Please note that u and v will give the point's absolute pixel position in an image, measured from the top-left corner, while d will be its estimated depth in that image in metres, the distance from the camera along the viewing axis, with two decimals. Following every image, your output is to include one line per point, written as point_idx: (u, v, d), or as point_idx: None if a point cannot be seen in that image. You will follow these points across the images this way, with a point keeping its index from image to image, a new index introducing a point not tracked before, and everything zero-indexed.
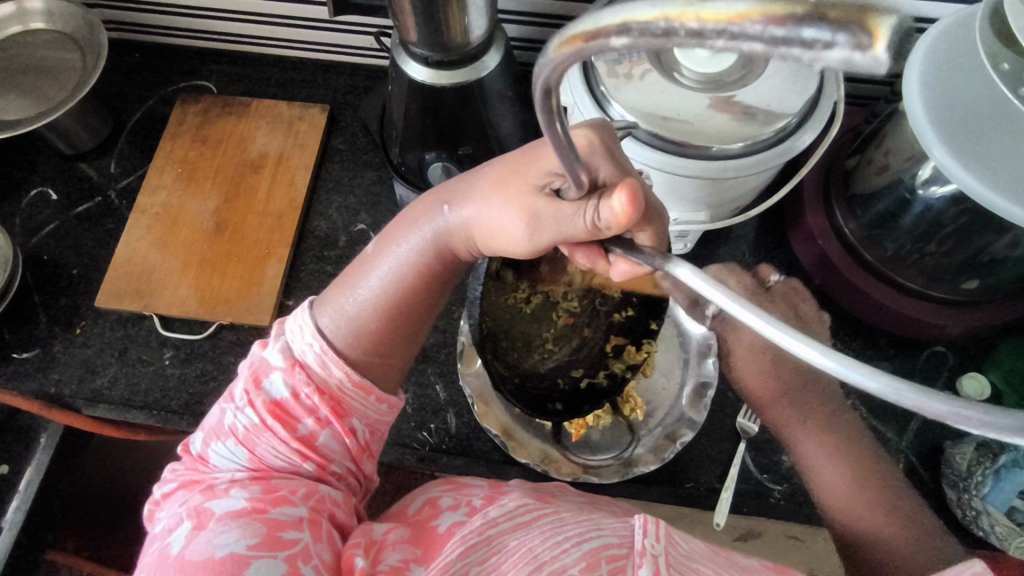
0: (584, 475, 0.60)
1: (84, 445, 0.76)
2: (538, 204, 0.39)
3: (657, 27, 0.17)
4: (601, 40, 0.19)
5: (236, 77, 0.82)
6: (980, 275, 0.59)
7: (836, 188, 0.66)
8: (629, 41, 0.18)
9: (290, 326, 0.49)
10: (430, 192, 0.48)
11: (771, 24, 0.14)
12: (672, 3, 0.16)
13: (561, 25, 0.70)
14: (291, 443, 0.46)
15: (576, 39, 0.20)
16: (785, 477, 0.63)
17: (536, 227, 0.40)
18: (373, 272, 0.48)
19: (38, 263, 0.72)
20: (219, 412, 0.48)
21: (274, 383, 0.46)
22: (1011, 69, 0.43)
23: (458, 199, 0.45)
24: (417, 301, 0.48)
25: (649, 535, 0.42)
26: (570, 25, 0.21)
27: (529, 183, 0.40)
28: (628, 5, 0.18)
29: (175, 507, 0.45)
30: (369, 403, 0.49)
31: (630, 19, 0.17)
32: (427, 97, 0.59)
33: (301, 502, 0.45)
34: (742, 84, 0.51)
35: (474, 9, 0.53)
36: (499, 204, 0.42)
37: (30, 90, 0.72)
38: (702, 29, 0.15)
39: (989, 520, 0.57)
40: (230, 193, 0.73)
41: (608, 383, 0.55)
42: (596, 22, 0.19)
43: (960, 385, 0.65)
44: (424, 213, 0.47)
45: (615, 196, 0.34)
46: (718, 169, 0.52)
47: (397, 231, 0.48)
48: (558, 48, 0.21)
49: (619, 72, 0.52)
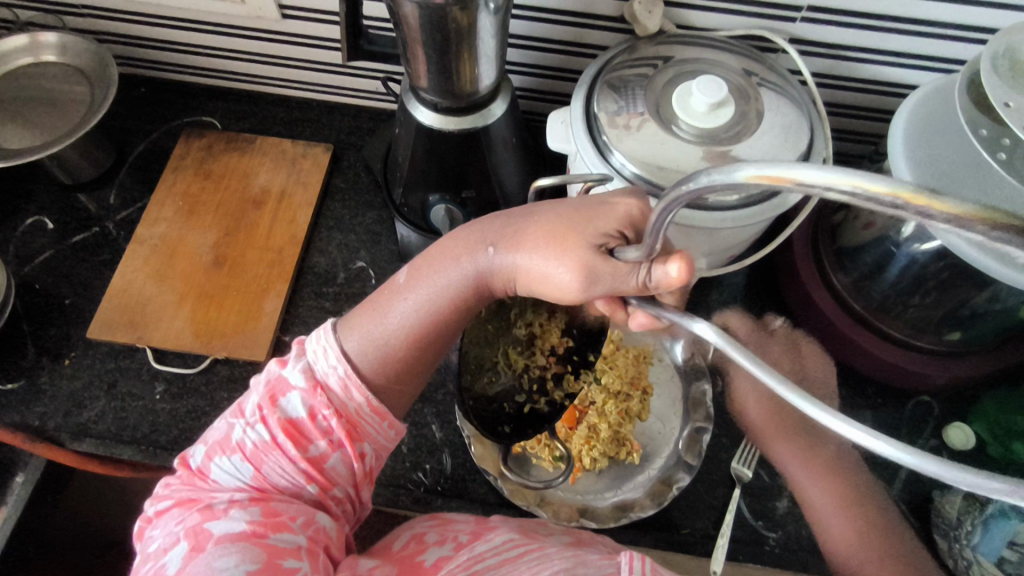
0: (581, 519, 0.60)
1: (63, 481, 0.74)
2: (594, 260, 0.40)
3: (888, 200, 0.21)
4: (817, 190, 0.23)
5: (241, 114, 0.84)
6: (962, 327, 0.61)
7: (824, 240, 0.68)
8: (848, 197, 0.22)
9: (311, 348, 0.49)
10: (469, 229, 0.49)
11: (989, 227, 0.20)
12: (906, 187, 0.20)
13: (562, 77, 0.74)
14: (299, 463, 0.45)
15: (772, 179, 0.24)
16: (779, 524, 0.63)
17: (588, 281, 0.41)
18: (403, 300, 0.48)
19: (31, 292, 0.72)
20: (226, 426, 0.47)
21: (291, 402, 0.46)
22: (989, 134, 0.47)
23: (504, 242, 0.46)
24: (445, 333, 0.49)
25: (635, 573, 0.43)
26: (769, 163, 0.24)
27: (585, 241, 0.42)
28: (859, 172, 0.21)
29: (170, 526, 0.43)
30: (382, 428, 0.48)
31: (862, 185, 0.21)
32: (433, 141, 0.61)
33: (300, 529, 0.44)
34: (737, 139, 0.54)
35: (485, 60, 0.55)
36: (550, 253, 0.43)
37: (34, 121, 0.72)
38: (934, 213, 0.20)
39: (980, 570, 0.56)
40: (231, 228, 0.74)
41: (549, 409, 0.57)
42: (806, 176, 0.23)
43: (947, 436, 0.66)
44: (466, 250, 0.47)
45: (672, 262, 0.36)
46: (715, 220, 0.54)
47: (434, 262, 0.48)
48: (751, 177, 0.25)
49: (619, 123, 0.56)
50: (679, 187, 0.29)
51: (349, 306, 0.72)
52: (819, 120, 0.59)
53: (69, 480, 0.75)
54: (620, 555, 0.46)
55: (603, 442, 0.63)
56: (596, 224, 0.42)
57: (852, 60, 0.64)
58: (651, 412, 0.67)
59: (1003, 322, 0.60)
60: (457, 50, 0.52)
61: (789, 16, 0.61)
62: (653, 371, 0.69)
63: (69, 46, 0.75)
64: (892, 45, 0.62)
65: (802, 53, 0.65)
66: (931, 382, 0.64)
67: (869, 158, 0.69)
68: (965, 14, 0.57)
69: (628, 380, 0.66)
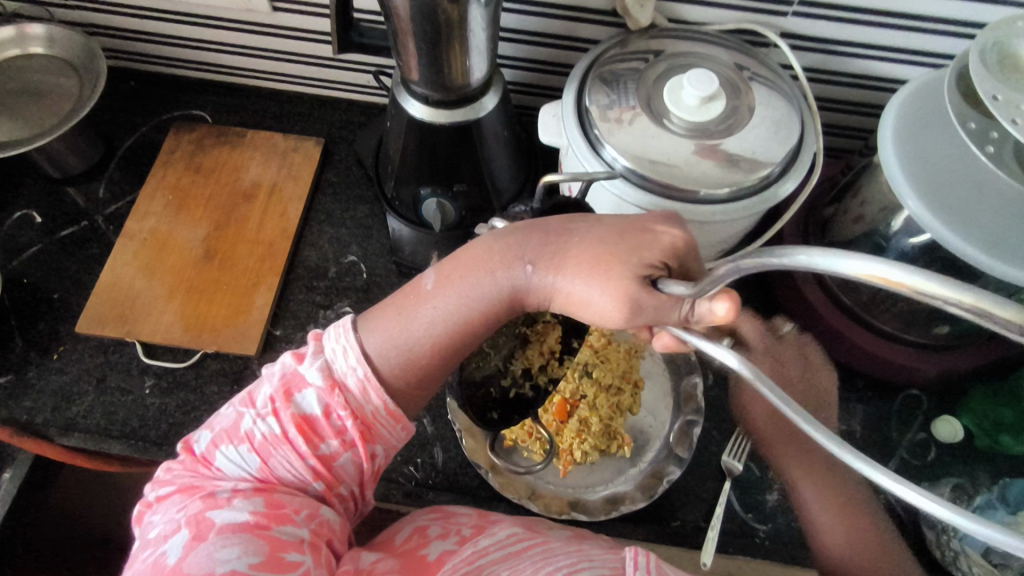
0: (572, 513, 0.60)
1: (50, 476, 0.73)
2: (638, 292, 0.41)
3: (1003, 319, 0.23)
4: (932, 299, 0.25)
5: (232, 108, 0.83)
6: (950, 321, 0.61)
7: (814, 235, 0.68)
8: (960, 308, 0.24)
9: (329, 345, 0.48)
10: (503, 237, 0.47)
11: None
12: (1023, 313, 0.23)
13: (552, 71, 0.74)
14: (308, 460, 0.45)
15: (886, 281, 0.25)
16: (769, 517, 0.63)
17: (632, 312, 0.41)
18: (431, 308, 0.47)
19: (18, 286, 0.71)
20: (235, 414, 0.47)
21: (306, 398, 0.45)
22: (977, 127, 0.47)
23: (544, 261, 0.45)
24: (467, 342, 0.48)
25: (639, 568, 0.44)
26: (880, 263, 0.25)
27: (631, 270, 0.41)
28: (979, 290, 0.23)
29: (170, 513, 0.43)
30: (394, 431, 0.48)
31: (982, 304, 0.23)
32: (425, 134, 0.60)
33: (303, 522, 0.44)
34: (728, 133, 0.54)
35: (476, 53, 0.55)
36: (593, 278, 0.43)
37: (19, 113, 0.71)
38: None
39: (967, 561, 0.57)
40: (221, 222, 0.73)
41: (533, 394, 0.56)
42: (927, 286, 0.24)
43: (935, 428, 0.67)
44: (501, 262, 0.46)
45: (720, 302, 0.35)
46: (708, 213, 0.54)
47: (466, 270, 0.47)
48: (861, 273, 0.26)
49: (610, 117, 0.56)
50: (757, 259, 0.30)
51: (340, 301, 0.72)
52: (810, 114, 0.59)
53: (57, 474, 0.75)
54: (624, 551, 0.47)
55: (594, 435, 0.63)
56: (642, 254, 0.42)
57: (842, 54, 0.65)
58: (642, 406, 0.67)
59: None
60: (447, 42, 0.52)
61: (780, 11, 0.61)
62: (644, 365, 0.69)
63: (57, 38, 0.74)
64: (880, 40, 0.62)
65: (794, 47, 0.65)
66: (919, 375, 0.64)
67: (859, 152, 0.69)
68: (954, 8, 0.58)
69: (620, 373, 0.65)
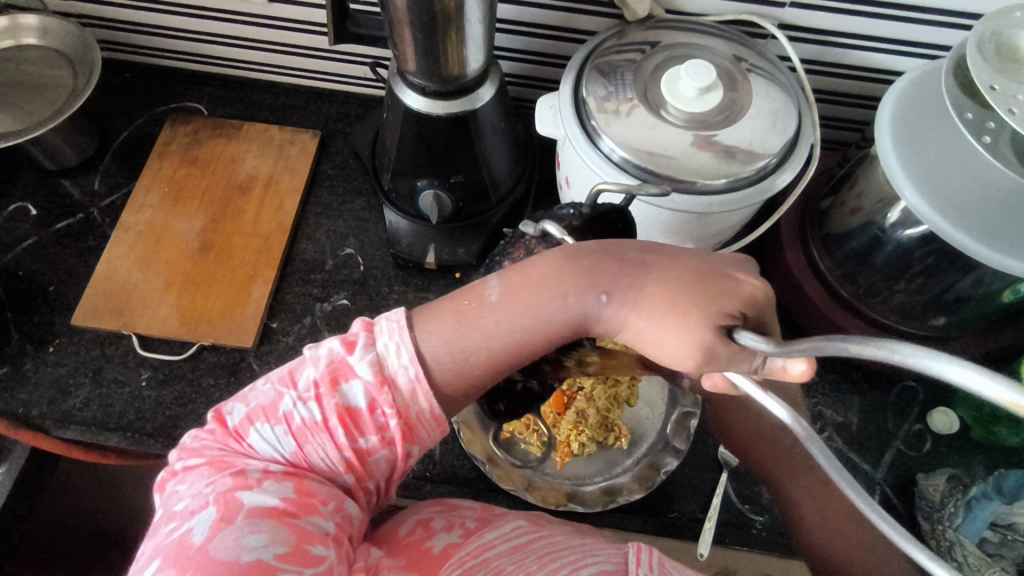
0: (568, 504, 0.61)
1: (47, 468, 0.74)
2: (715, 341, 0.38)
3: None
4: None
5: (228, 100, 0.83)
6: (947, 312, 0.61)
7: (812, 228, 0.68)
8: None
9: (383, 340, 0.45)
10: (580, 256, 0.43)
11: None
12: None
13: (550, 63, 0.73)
14: (344, 452, 0.44)
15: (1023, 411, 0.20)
16: (765, 508, 0.63)
17: (707, 363, 0.38)
18: (494, 322, 0.44)
19: (14, 278, 0.71)
20: (274, 393, 0.46)
21: (352, 390, 0.44)
22: (973, 118, 0.47)
23: (622, 295, 0.42)
24: (523, 363, 0.45)
25: (643, 564, 0.44)
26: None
27: (711, 317, 0.39)
28: None
29: (198, 486, 0.43)
30: (435, 434, 0.47)
31: None
32: (422, 125, 0.60)
33: (330, 514, 0.44)
34: (725, 124, 0.54)
35: (473, 43, 0.54)
36: (667, 321, 0.40)
37: (13, 105, 0.71)
38: None
39: (962, 550, 0.57)
40: (218, 215, 0.73)
41: (541, 389, 0.49)
42: None
43: (931, 420, 0.67)
44: (575, 287, 0.42)
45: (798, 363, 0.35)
46: (705, 204, 0.54)
47: (535, 289, 0.43)
48: (1002, 398, 0.21)
49: (608, 108, 0.55)
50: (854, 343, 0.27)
51: (336, 293, 0.72)
52: (807, 105, 0.59)
53: (54, 466, 0.75)
54: (627, 546, 0.46)
55: (591, 427, 0.63)
56: (720, 301, 0.40)
57: (839, 46, 0.65)
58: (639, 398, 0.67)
59: (987, 307, 0.60)
60: (444, 32, 0.51)
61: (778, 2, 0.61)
62: None
63: (51, 29, 0.74)
64: (877, 31, 0.62)
65: (791, 39, 0.65)
66: None
67: (856, 144, 0.69)
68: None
69: None
